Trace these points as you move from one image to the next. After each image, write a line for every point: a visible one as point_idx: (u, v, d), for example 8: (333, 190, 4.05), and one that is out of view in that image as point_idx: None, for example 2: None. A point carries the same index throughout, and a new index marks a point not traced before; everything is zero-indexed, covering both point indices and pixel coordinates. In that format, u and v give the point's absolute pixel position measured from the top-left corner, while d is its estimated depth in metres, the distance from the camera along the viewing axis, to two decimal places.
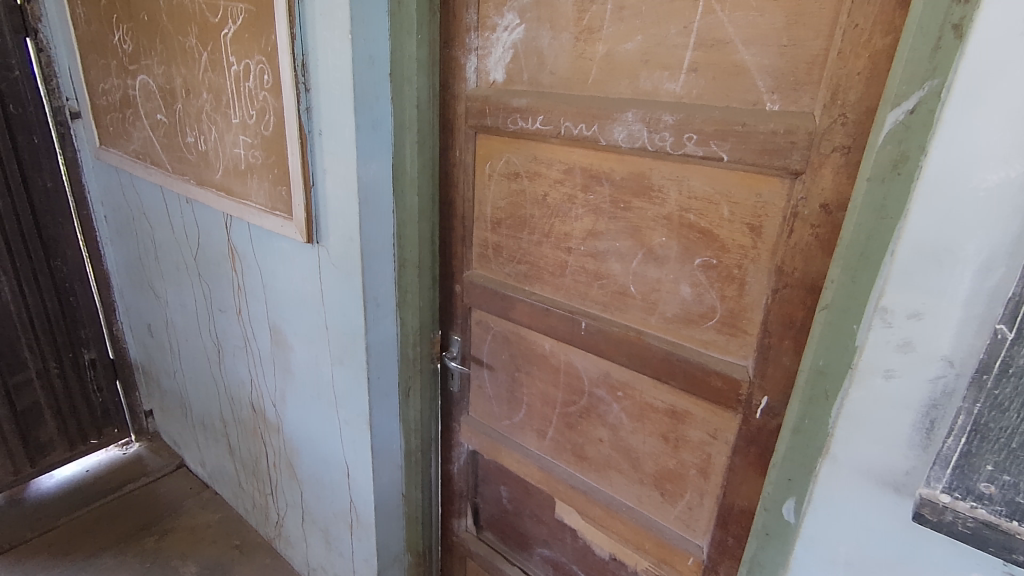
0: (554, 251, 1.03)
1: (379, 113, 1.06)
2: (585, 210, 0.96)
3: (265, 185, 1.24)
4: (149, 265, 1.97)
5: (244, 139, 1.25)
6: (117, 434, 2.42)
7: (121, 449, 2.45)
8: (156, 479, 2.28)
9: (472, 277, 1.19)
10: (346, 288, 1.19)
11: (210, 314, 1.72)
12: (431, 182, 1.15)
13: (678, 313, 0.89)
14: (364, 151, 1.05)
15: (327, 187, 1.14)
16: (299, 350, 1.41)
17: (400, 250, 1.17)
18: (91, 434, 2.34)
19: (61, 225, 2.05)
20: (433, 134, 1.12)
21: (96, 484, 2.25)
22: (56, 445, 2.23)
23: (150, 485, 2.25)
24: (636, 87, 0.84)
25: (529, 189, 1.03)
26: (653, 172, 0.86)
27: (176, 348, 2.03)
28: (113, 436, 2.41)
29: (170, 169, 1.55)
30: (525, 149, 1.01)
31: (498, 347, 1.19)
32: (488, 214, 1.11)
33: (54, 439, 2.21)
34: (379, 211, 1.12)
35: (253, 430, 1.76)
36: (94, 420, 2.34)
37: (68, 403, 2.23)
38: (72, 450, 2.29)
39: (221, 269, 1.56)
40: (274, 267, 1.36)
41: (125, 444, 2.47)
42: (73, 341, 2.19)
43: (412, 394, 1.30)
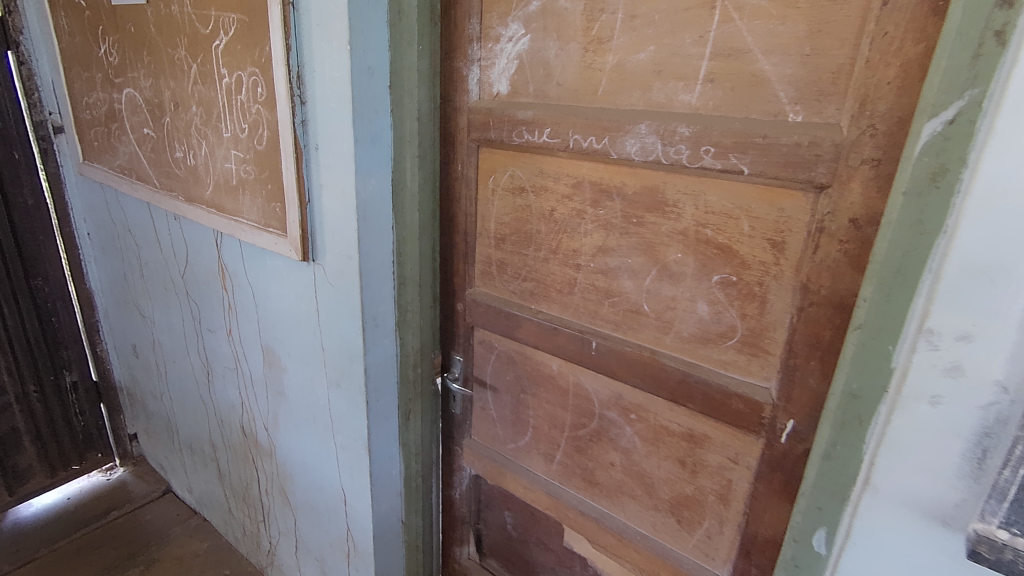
0: (562, 268, 0.99)
1: (379, 127, 1.02)
2: (595, 225, 0.92)
3: (257, 201, 1.19)
4: (134, 284, 1.90)
5: (235, 154, 1.20)
6: (101, 458, 2.34)
7: (104, 474, 2.35)
8: (142, 505, 2.19)
9: (475, 295, 1.14)
10: (344, 307, 1.14)
11: (198, 334, 1.66)
12: (432, 197, 1.11)
13: (695, 332, 0.85)
14: (363, 166, 1.01)
15: (324, 203, 1.09)
16: (293, 371, 1.35)
17: (399, 268, 1.13)
18: (73, 459, 2.25)
19: (43, 243, 1.98)
20: (434, 149, 1.08)
21: (79, 512, 2.15)
22: (36, 472, 2.14)
23: (135, 513, 2.16)
24: (648, 98, 0.81)
25: (536, 204, 0.99)
26: (666, 186, 0.82)
27: (162, 369, 1.95)
28: (96, 461, 2.32)
29: (157, 185, 1.50)
30: (531, 162, 0.97)
31: (503, 367, 1.15)
32: (491, 230, 1.07)
33: (34, 465, 2.13)
34: (378, 228, 1.08)
35: (243, 455, 1.69)
36: (76, 445, 2.25)
37: (48, 428, 2.15)
38: (52, 477, 2.20)
39: (211, 288, 1.51)
40: (267, 286, 1.31)
41: (109, 469, 2.38)
42: (55, 363, 2.11)
43: (412, 417, 1.25)
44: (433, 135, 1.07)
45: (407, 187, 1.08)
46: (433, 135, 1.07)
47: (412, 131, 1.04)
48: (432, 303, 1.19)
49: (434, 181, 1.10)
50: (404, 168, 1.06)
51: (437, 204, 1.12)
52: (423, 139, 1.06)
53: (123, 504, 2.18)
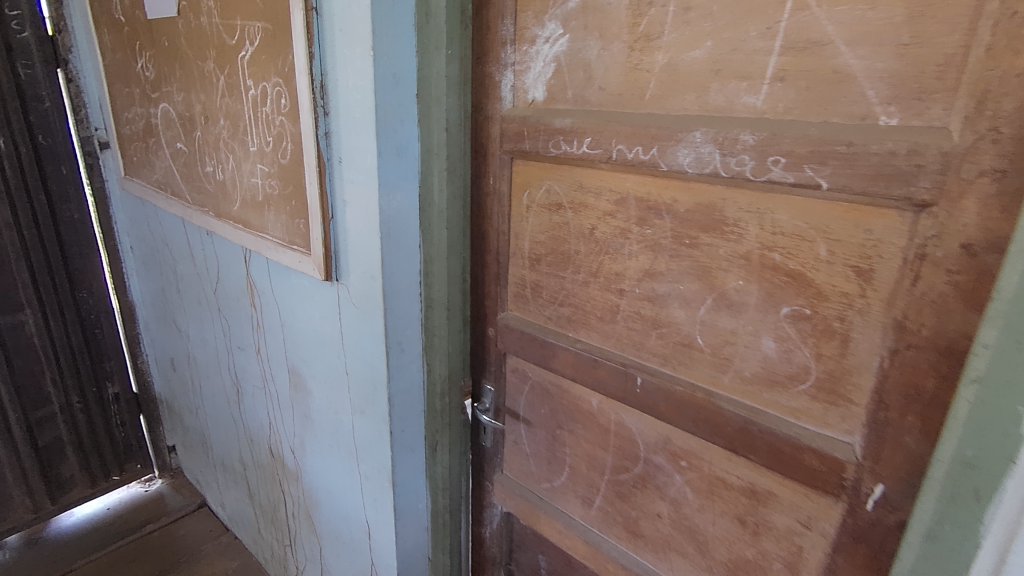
0: (603, 294, 0.89)
1: (405, 138, 0.95)
2: (641, 247, 0.81)
3: (282, 218, 1.14)
4: (171, 298, 1.91)
5: (261, 168, 1.15)
6: (140, 470, 2.36)
7: (144, 486, 2.38)
8: (177, 519, 2.19)
9: (507, 319, 1.05)
10: (368, 331, 1.06)
11: (229, 351, 1.63)
12: (462, 214, 1.02)
13: (759, 372, 0.73)
14: (387, 180, 0.94)
15: (349, 220, 1.02)
16: (318, 395, 1.29)
17: (426, 289, 1.05)
18: (113, 470, 2.27)
19: (87, 257, 2.02)
20: (464, 161, 0.99)
21: (117, 524, 2.17)
22: (78, 482, 2.17)
23: (169, 527, 2.15)
24: (704, 102, 0.70)
25: (574, 222, 0.89)
26: (725, 203, 0.71)
27: (197, 384, 1.94)
28: (135, 472, 2.34)
29: (189, 200, 1.48)
30: (569, 176, 0.88)
31: (537, 400, 1.05)
32: (525, 249, 0.98)
33: (76, 475, 2.16)
34: (404, 247, 1.00)
35: (272, 477, 1.64)
36: (117, 455, 2.27)
37: (91, 438, 2.18)
38: (93, 488, 2.23)
39: (241, 304, 1.47)
40: (293, 306, 1.25)
41: (148, 480, 2.40)
42: (98, 374, 2.14)
43: (439, 448, 1.16)
44: (463, 146, 0.98)
45: (435, 203, 0.99)
46: (463, 146, 0.98)
47: (441, 143, 0.96)
48: (461, 327, 1.09)
49: (464, 196, 1.01)
50: (432, 182, 0.98)
51: (468, 220, 1.04)
52: (452, 150, 0.97)
53: (160, 518, 2.18)
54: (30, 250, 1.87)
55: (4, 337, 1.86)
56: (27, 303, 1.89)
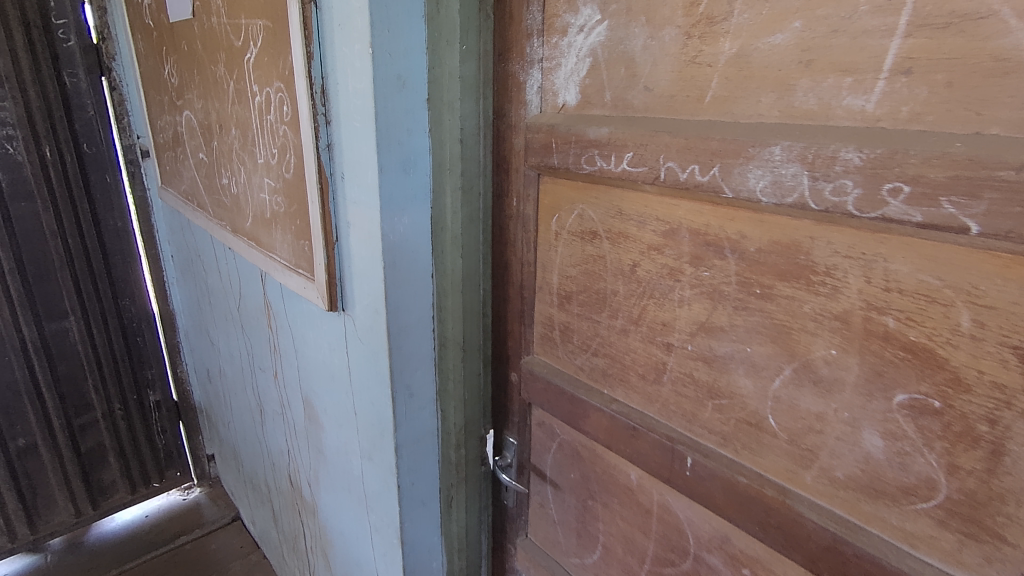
0: (646, 346, 0.71)
1: (414, 151, 0.79)
2: (696, 293, 0.63)
3: (288, 237, 1.02)
4: (205, 310, 1.86)
5: (268, 183, 1.04)
6: (180, 477, 2.35)
7: (183, 493, 2.38)
8: (210, 531, 2.15)
9: (532, 364, 0.88)
10: (374, 372, 0.92)
11: (252, 371, 1.55)
12: (480, 239, 0.87)
13: (857, 476, 0.53)
14: (392, 201, 0.78)
15: (352, 244, 0.88)
16: (329, 431, 1.17)
17: (440, 327, 0.89)
18: (154, 477, 2.27)
19: (130, 265, 2.01)
20: (482, 178, 0.85)
21: (152, 533, 2.16)
22: (119, 487, 2.17)
23: (202, 539, 2.12)
24: (786, 105, 0.51)
25: (612, 257, 0.72)
26: (814, 243, 0.52)
27: (229, 399, 1.89)
28: (175, 479, 2.34)
29: (211, 213, 1.41)
30: (605, 198, 0.70)
31: (566, 461, 0.88)
32: (553, 284, 0.81)
33: (117, 481, 2.16)
34: (413, 278, 0.84)
35: (292, 505, 1.55)
36: (157, 462, 2.27)
37: (132, 445, 2.18)
38: (133, 494, 2.23)
39: (260, 325, 1.37)
40: (304, 333, 1.13)
41: (187, 488, 2.40)
42: (139, 381, 2.14)
43: (455, 504, 1.01)
44: (481, 161, 0.83)
45: (449, 226, 0.84)
46: (481, 160, 0.84)
47: (454, 157, 0.81)
48: (478, 368, 0.94)
49: (483, 218, 0.87)
50: (444, 203, 0.84)
51: (488, 246, 0.89)
52: (468, 165, 0.83)
53: (194, 529, 2.16)
54: (74, 258, 1.87)
55: (49, 343, 1.87)
56: (71, 311, 1.89)
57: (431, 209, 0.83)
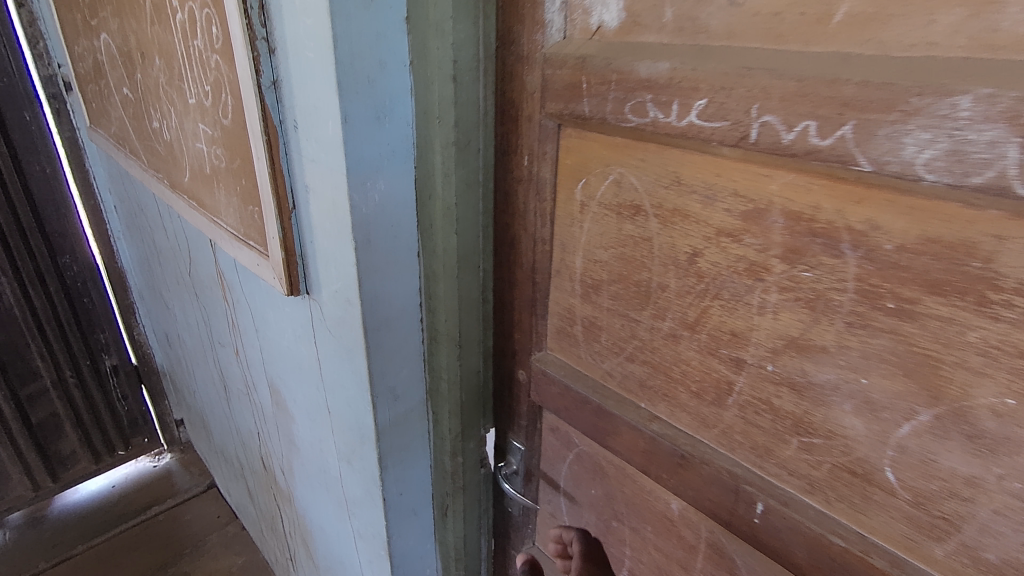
0: (703, 359, 0.54)
1: (390, 92, 0.58)
2: (787, 299, 0.46)
3: (233, 201, 0.81)
4: (155, 270, 1.63)
5: (203, 129, 0.82)
6: (147, 444, 2.19)
7: (152, 460, 2.21)
8: (184, 501, 2.02)
9: (545, 363, 0.71)
10: (349, 372, 0.74)
11: (212, 344, 1.36)
12: (479, 209, 0.68)
13: (1018, 564, 0.39)
14: (362, 162, 0.58)
15: (314, 215, 0.67)
16: (301, 423, 1.00)
17: (430, 317, 0.72)
18: (118, 445, 2.11)
19: (66, 217, 1.74)
20: (479, 129, 0.64)
21: (121, 505, 2.02)
22: (80, 458, 2.01)
23: (175, 510, 1.99)
24: (982, 29, 0.32)
25: (662, 242, 0.54)
26: (1001, 247, 0.35)
27: (191, 367, 1.70)
28: (142, 446, 2.18)
29: (145, 162, 1.17)
30: (657, 162, 0.51)
31: (585, 475, 0.74)
32: (577, 269, 0.63)
33: (77, 451, 1.99)
34: (394, 259, 0.65)
35: (266, 486, 1.41)
36: (121, 429, 2.10)
37: (90, 413, 1.99)
38: (97, 464, 2.07)
39: (213, 295, 1.17)
40: (264, 314, 0.94)
41: (157, 453, 2.23)
42: (91, 346, 1.92)
43: (451, 512, 0.87)
44: (480, 105, 0.63)
45: (440, 193, 0.65)
46: (479, 104, 0.63)
47: (446, 100, 0.61)
48: (476, 363, 0.77)
49: (483, 180, 0.67)
50: (432, 162, 0.64)
51: (490, 216, 0.70)
52: (462, 110, 0.62)
53: (165, 499, 2.02)
54: None
55: None
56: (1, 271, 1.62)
57: (414, 170, 0.63)
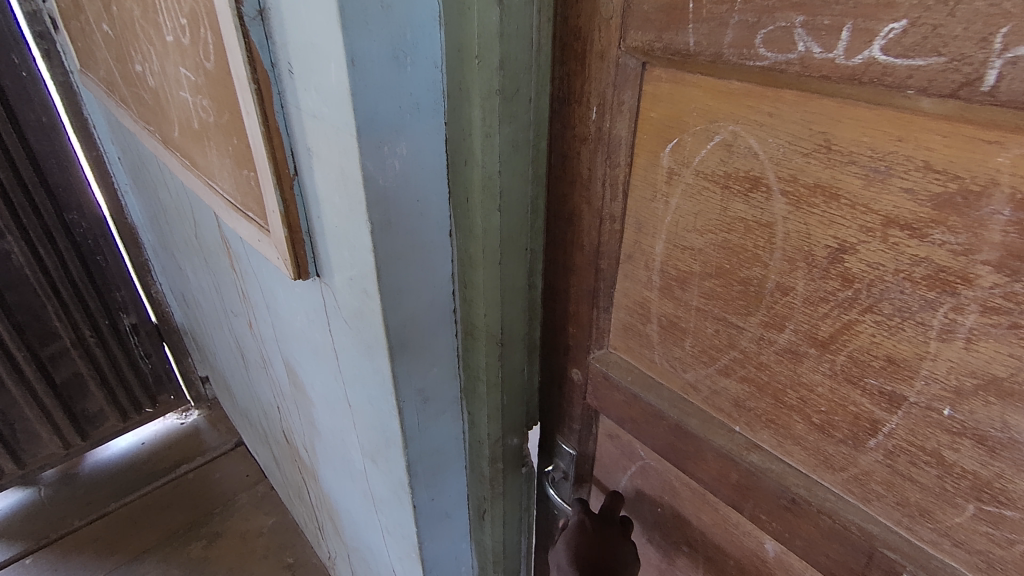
0: (836, 387, 0.41)
1: (413, 20, 0.43)
2: (994, 325, 0.32)
3: (225, 163, 0.66)
4: (165, 229, 1.52)
5: (186, 74, 0.67)
6: (175, 402, 2.11)
7: (179, 418, 2.18)
8: (213, 459, 2.00)
9: (606, 364, 0.58)
10: (368, 373, 0.61)
11: (225, 311, 1.25)
12: (528, 176, 0.53)
13: None
14: (377, 117, 0.44)
15: (320, 186, 0.52)
16: (321, 409, 0.90)
17: (466, 309, 0.59)
18: (146, 403, 2.02)
19: (68, 169, 1.59)
20: (531, 73, 0.48)
21: (151, 462, 2.00)
22: (109, 416, 1.92)
23: (205, 468, 1.97)
24: None
25: (791, 230, 0.39)
26: None
27: (209, 330, 1.62)
28: (169, 404, 2.10)
29: (136, 113, 1.03)
30: (795, 118, 0.36)
31: (651, 492, 0.62)
32: (656, 257, 0.49)
33: (105, 410, 1.90)
34: (418, 240, 0.52)
35: (290, 457, 1.34)
36: (146, 387, 1.99)
37: (116, 373, 1.89)
38: (126, 422, 1.99)
39: (220, 262, 1.05)
40: (273, 291, 0.82)
41: (185, 411, 2.19)
42: (108, 304, 1.81)
43: (488, 516, 0.77)
44: (533, 38, 0.47)
45: (479, 157, 0.50)
46: (532, 35, 0.47)
47: (487, 30, 0.45)
48: (520, 359, 0.65)
49: (533, 139, 0.52)
50: (468, 116, 0.49)
51: (541, 184, 0.55)
52: (509, 44, 0.46)
53: (194, 457, 2.00)
54: None
55: None
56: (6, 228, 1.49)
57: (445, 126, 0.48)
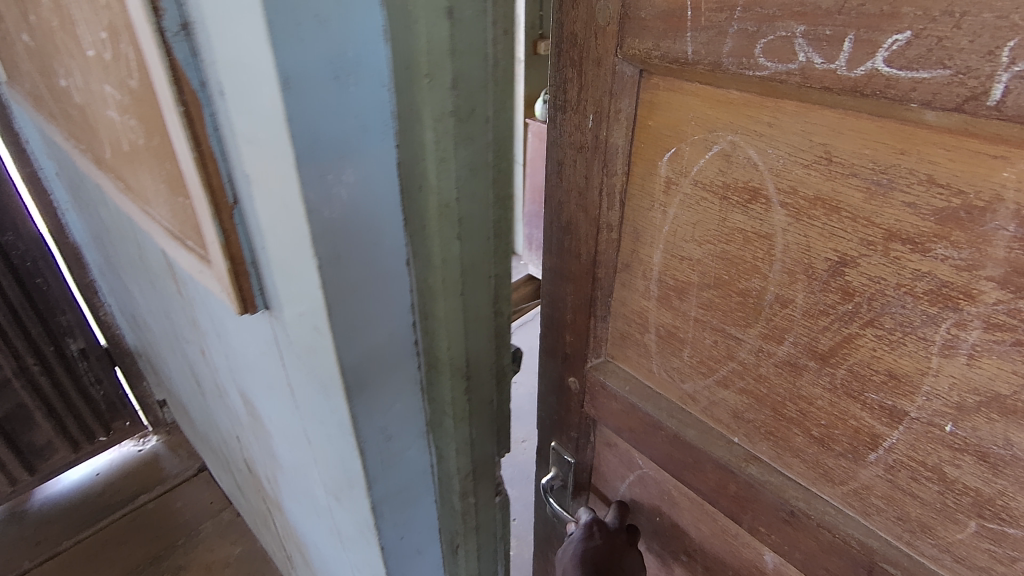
0: (836, 401, 0.40)
1: (355, 36, 0.38)
2: (998, 342, 0.31)
3: (159, 190, 0.52)
4: (106, 251, 1.16)
5: (109, 92, 0.52)
6: (129, 427, 1.63)
7: (138, 444, 1.65)
8: (172, 488, 1.52)
9: (605, 373, 0.58)
10: (319, 425, 0.54)
11: (173, 338, 1.06)
12: (486, 198, 0.52)
13: None
14: (321, 145, 0.38)
15: (263, 227, 0.41)
16: (283, 458, 0.78)
17: (429, 344, 0.55)
18: (97, 432, 1.56)
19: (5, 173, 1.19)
20: (487, 90, 0.47)
21: (105, 499, 1.49)
22: (58, 447, 1.49)
23: (162, 498, 1.50)
24: None
25: (790, 242, 0.38)
26: None
27: (162, 361, 1.34)
28: (124, 430, 1.62)
29: (61, 121, 0.84)
30: (796, 128, 0.35)
31: (649, 501, 0.62)
32: (656, 266, 0.48)
33: (54, 441, 1.47)
34: (375, 280, 0.46)
35: (254, 498, 1.20)
36: (100, 415, 1.55)
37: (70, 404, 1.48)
38: (75, 453, 1.54)
39: (164, 286, 0.88)
40: (225, 329, 0.67)
41: (143, 437, 1.67)
42: (51, 331, 1.37)
43: (462, 550, 0.73)
44: (486, 52, 0.45)
45: (434, 180, 0.47)
46: (485, 49, 0.45)
47: (437, 48, 0.42)
48: (485, 379, 0.63)
49: (492, 160, 0.51)
50: (421, 140, 0.45)
51: (502, 205, 0.54)
52: (462, 63, 0.44)
53: (153, 486, 1.52)
54: None
55: None
56: None
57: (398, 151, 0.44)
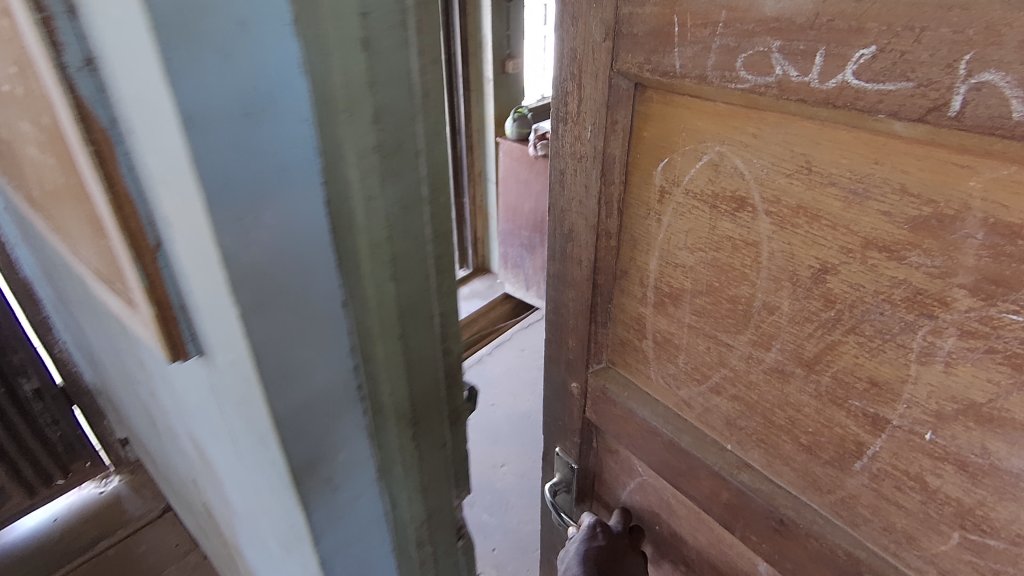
0: (821, 409, 0.40)
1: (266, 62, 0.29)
2: (972, 349, 0.31)
3: (83, 232, 0.41)
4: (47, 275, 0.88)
5: (25, 126, 0.42)
6: (92, 467, 1.20)
7: (97, 488, 1.20)
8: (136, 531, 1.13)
9: (606, 379, 0.59)
10: (267, 498, 0.45)
11: (123, 388, 0.86)
12: (427, 243, 0.40)
13: None
14: (234, 185, 0.29)
15: (189, 287, 0.33)
16: (239, 533, 0.65)
17: (375, 423, 0.44)
18: (53, 476, 1.15)
19: None
20: (419, 116, 0.36)
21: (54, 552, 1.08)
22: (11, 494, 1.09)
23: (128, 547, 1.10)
24: None
25: (775, 249, 0.39)
26: None
27: (120, 402, 1.00)
28: (83, 472, 1.19)
29: None
30: (777, 139, 0.37)
31: (650, 508, 0.62)
32: (652, 273, 0.50)
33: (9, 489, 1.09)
34: (302, 352, 0.36)
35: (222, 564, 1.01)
36: (55, 457, 1.14)
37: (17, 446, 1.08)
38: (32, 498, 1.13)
39: (104, 336, 0.73)
40: (165, 390, 0.56)
41: (104, 479, 1.22)
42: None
43: None
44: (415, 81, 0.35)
45: (361, 229, 0.36)
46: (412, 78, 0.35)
47: (353, 80, 0.32)
48: (439, 453, 0.51)
49: (428, 195, 0.39)
50: (345, 177, 0.34)
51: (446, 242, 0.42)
52: (386, 92, 0.34)
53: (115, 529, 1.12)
54: None
55: None
56: None
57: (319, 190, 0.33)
